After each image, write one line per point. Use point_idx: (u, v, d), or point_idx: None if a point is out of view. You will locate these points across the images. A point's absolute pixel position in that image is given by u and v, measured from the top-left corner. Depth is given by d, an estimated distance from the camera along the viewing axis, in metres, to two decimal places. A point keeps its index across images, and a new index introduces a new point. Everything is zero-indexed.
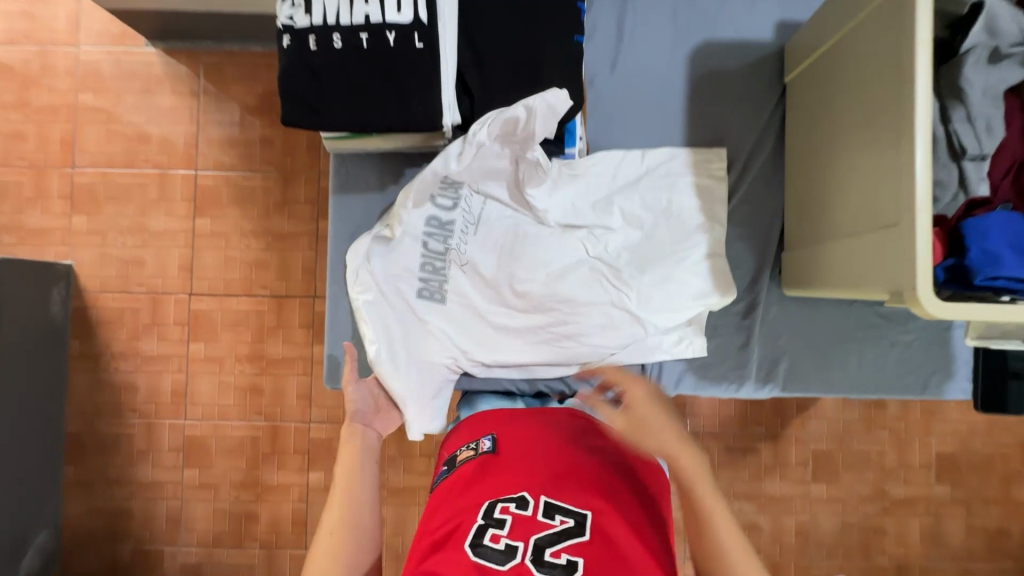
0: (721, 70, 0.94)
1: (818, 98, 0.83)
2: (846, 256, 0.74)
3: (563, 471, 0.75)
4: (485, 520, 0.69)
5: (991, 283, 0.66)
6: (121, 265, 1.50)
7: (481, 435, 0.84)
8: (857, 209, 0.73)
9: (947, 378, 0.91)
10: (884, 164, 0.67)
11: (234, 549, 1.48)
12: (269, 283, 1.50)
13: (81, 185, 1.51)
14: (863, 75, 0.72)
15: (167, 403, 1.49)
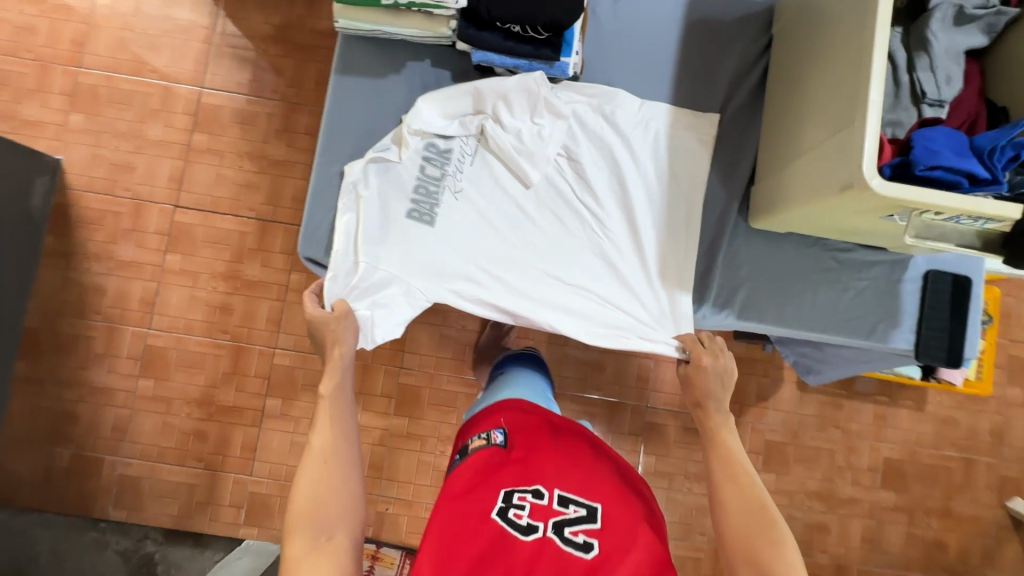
0: (712, 16, 0.97)
1: (792, 39, 0.88)
2: (802, 175, 0.79)
3: (570, 466, 0.87)
4: (508, 504, 0.80)
5: (931, 173, 0.67)
6: (111, 167, 1.50)
7: (492, 429, 0.94)
8: (812, 131, 0.78)
9: (893, 328, 0.93)
10: (843, 75, 0.73)
11: (177, 467, 1.44)
12: (256, 206, 1.51)
13: (84, 85, 1.52)
14: (828, 15, 0.78)
15: (133, 310, 1.47)
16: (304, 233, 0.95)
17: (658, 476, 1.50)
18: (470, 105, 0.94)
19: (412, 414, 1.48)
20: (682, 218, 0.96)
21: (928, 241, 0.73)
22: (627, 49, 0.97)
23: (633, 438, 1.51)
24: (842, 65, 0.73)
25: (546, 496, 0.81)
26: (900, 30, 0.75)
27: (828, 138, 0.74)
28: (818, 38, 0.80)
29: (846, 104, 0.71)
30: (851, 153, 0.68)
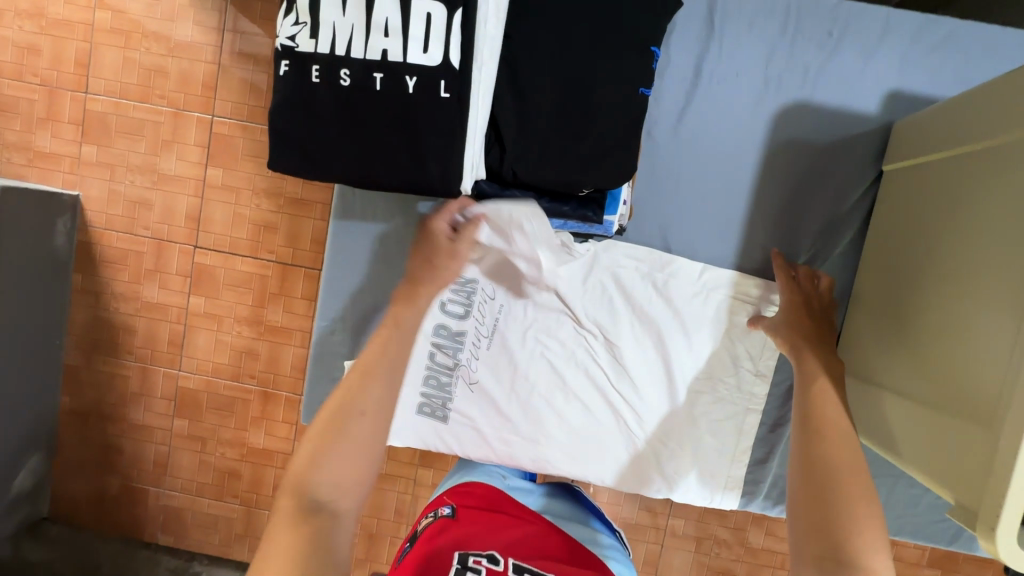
0: (809, 138, 0.99)
1: (962, 240, 0.76)
2: (937, 442, 0.71)
3: (525, 544, 0.81)
4: (462, 566, 0.72)
5: None
6: (129, 204, 1.44)
7: (439, 507, 0.89)
8: (958, 398, 0.68)
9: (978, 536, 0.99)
10: (999, 347, 0.64)
11: (215, 501, 1.51)
12: (276, 249, 1.43)
13: (93, 113, 1.42)
14: (1012, 261, 0.66)
15: (163, 352, 1.48)
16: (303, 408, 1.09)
17: (686, 539, 1.46)
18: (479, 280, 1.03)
19: (437, 466, 1.46)
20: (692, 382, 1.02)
21: None
22: (703, 171, 1.01)
23: (662, 501, 1.46)
24: (1000, 336, 0.64)
25: (501, 561, 0.74)
26: None
27: (972, 423, 0.65)
28: (980, 276, 0.71)
29: (998, 391, 0.62)
30: (993, 472, 0.59)
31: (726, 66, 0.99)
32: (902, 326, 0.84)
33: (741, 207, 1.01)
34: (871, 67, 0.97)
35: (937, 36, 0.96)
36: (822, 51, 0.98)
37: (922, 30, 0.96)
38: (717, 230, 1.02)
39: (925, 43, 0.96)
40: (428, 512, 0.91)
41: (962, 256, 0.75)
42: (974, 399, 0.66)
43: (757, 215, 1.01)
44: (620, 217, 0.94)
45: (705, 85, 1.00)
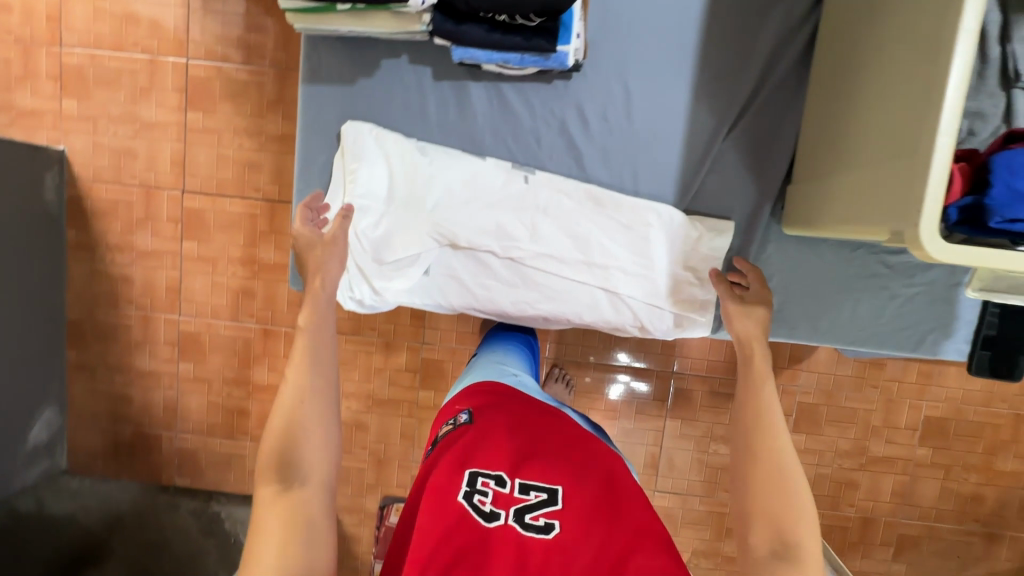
0: None
1: (861, 12, 0.79)
2: (864, 191, 0.75)
3: (539, 449, 0.83)
4: (471, 488, 0.76)
5: (1008, 226, 0.64)
6: (114, 154, 1.47)
7: (458, 414, 0.91)
8: (882, 141, 0.72)
9: (946, 338, 0.98)
10: (915, 83, 0.66)
11: (227, 441, 1.56)
12: (263, 187, 1.46)
13: (70, 67, 1.44)
14: (907, 1, 0.69)
15: (162, 298, 1.51)
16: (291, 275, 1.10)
17: (683, 439, 1.51)
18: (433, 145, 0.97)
19: (438, 387, 1.51)
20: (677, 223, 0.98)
21: (990, 293, 0.83)
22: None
23: (658, 404, 1.50)
24: (908, 71, 0.68)
25: (507, 483, 0.77)
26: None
27: (899, 154, 0.68)
28: (880, 33, 0.74)
29: (914, 119, 0.66)
30: (915, 179, 0.64)
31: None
32: (818, 114, 0.88)
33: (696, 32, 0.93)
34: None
35: None
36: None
37: None
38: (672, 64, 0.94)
39: None
40: (448, 417, 0.94)
41: (871, 18, 0.76)
42: (893, 136, 0.69)
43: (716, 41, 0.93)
44: (579, 47, 0.80)
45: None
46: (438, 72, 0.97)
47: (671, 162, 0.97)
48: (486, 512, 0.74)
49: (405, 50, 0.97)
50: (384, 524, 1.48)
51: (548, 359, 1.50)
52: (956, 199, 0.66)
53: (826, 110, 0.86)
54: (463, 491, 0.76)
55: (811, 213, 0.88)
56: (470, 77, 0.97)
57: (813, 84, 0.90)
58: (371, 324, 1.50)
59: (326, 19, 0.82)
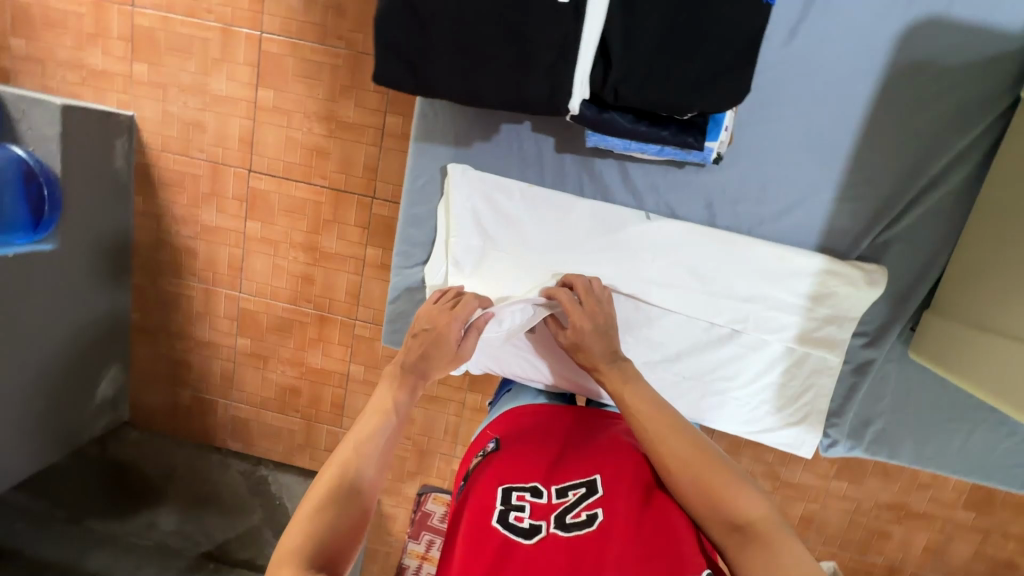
0: (937, 60, 0.89)
1: None
2: None
3: (569, 457, 0.77)
4: (506, 505, 0.70)
5: None
6: (182, 126, 1.44)
7: (484, 447, 0.84)
8: None
9: None
10: None
11: (278, 415, 1.62)
12: (329, 174, 1.43)
13: (141, 29, 1.39)
14: None
15: (224, 274, 1.53)
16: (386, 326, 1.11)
17: None
18: (539, 200, 0.99)
19: (485, 391, 1.52)
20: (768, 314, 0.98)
21: None
22: (815, 101, 0.92)
23: None
24: None
25: (543, 492, 0.71)
26: None
27: None
28: None
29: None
30: None
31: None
32: (1004, 290, 0.82)
33: (851, 137, 0.93)
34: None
35: None
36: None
37: None
38: (823, 169, 0.95)
39: None
40: (474, 450, 0.86)
41: None
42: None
43: (868, 146, 0.93)
44: (721, 143, 0.89)
45: (826, 3, 0.88)
46: (560, 144, 1.00)
47: (807, 263, 0.95)
48: (526, 526, 0.67)
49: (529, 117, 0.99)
50: (421, 510, 1.46)
51: None
52: None
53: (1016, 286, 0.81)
54: (498, 511, 0.69)
55: (958, 365, 0.88)
56: (596, 154, 1.00)
57: (997, 254, 0.85)
58: None
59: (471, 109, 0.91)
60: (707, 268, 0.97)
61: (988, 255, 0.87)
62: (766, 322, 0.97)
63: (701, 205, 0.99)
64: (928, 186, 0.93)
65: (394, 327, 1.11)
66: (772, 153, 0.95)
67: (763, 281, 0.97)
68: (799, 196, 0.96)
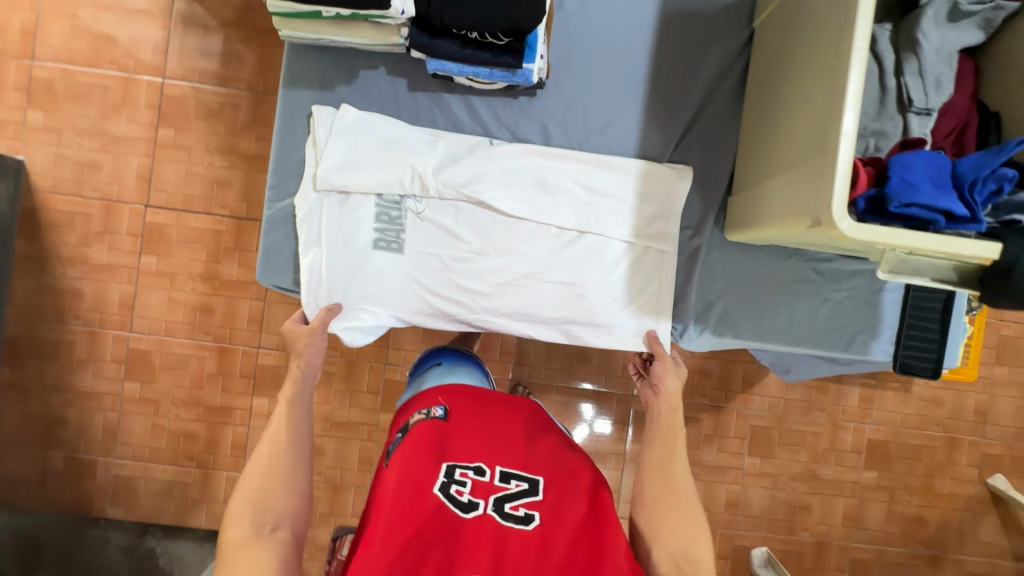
0: (693, 11, 0.93)
1: (785, 44, 0.81)
2: (788, 196, 0.74)
3: (510, 443, 0.91)
4: (449, 480, 0.84)
5: (905, 211, 0.66)
6: (77, 167, 1.45)
7: (433, 405, 0.97)
8: (799, 144, 0.73)
9: (873, 340, 0.95)
10: (824, 92, 0.68)
11: (170, 467, 1.47)
12: (230, 204, 1.47)
13: (39, 80, 1.44)
14: (818, 18, 0.72)
15: (113, 314, 1.46)
16: (262, 263, 0.97)
17: (643, 463, 1.53)
18: (392, 127, 0.95)
19: None
20: (619, 219, 0.95)
21: (899, 276, 0.71)
22: (614, 33, 0.94)
23: (619, 426, 1.53)
24: (822, 84, 0.69)
25: (487, 473, 0.85)
26: (891, 27, 0.76)
27: (811, 158, 0.69)
28: (800, 60, 0.76)
29: (823, 122, 0.67)
30: (825, 175, 0.65)
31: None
32: (757, 139, 0.87)
33: (651, 65, 0.94)
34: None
35: None
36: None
37: None
38: (631, 94, 0.95)
39: None
40: (420, 406, 0.99)
41: (793, 46, 0.78)
42: (807, 149, 0.70)
43: (661, 86, 0.94)
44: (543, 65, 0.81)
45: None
46: (411, 81, 0.95)
47: (636, 169, 0.95)
48: (465, 502, 0.81)
49: (383, 62, 0.95)
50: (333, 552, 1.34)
51: (509, 380, 1.51)
52: (862, 190, 0.68)
53: (760, 129, 0.86)
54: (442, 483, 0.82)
55: (746, 223, 0.88)
56: (444, 89, 0.96)
57: (751, 121, 0.90)
58: (333, 344, 1.48)
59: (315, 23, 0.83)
60: (554, 180, 0.95)
61: (752, 128, 0.89)
62: (614, 227, 0.95)
63: (535, 129, 0.96)
64: (723, 105, 0.95)
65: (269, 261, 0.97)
66: (581, 78, 0.94)
67: (612, 186, 0.95)
68: (605, 114, 0.95)
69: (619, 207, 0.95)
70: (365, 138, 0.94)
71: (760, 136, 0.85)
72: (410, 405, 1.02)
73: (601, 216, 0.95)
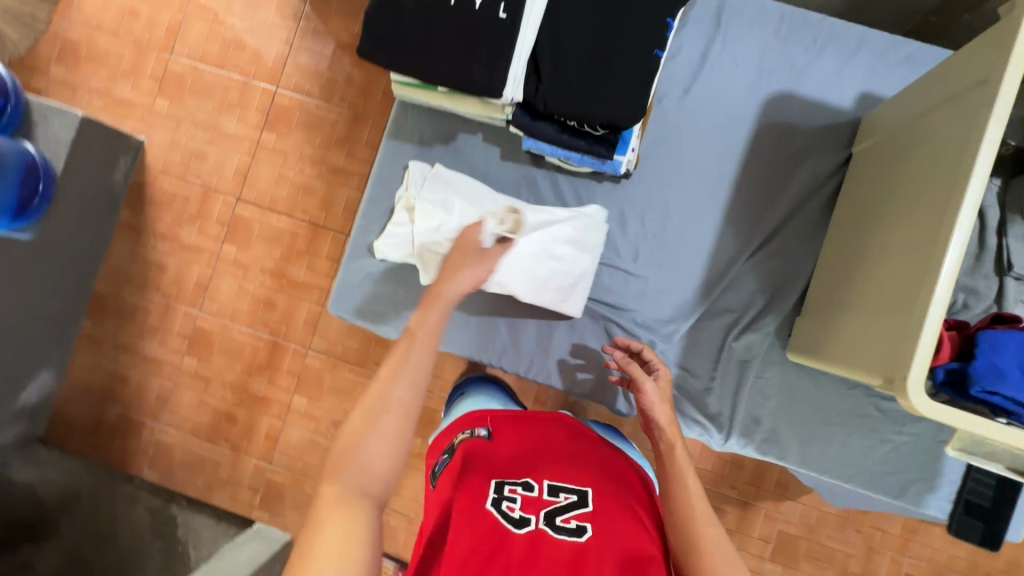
0: (793, 126, 0.99)
1: (883, 176, 0.84)
2: (860, 338, 0.77)
3: (552, 458, 0.86)
4: (499, 495, 0.78)
5: (987, 397, 0.68)
6: (186, 154, 1.59)
7: (476, 427, 0.93)
8: (878, 292, 0.76)
9: (926, 492, 0.93)
10: (915, 252, 0.71)
11: (206, 443, 1.56)
12: (310, 210, 1.56)
13: (173, 72, 1.60)
14: (923, 173, 0.75)
15: (188, 291, 1.58)
16: (336, 291, 1.08)
17: None
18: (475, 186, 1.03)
19: (425, 436, 1.51)
20: (679, 305, 1.01)
21: (968, 456, 0.79)
22: (704, 134, 1.01)
23: None
24: (913, 243, 0.72)
25: (535, 487, 0.79)
26: (1000, 183, 0.92)
27: (890, 313, 0.72)
28: (899, 204, 0.78)
29: (922, 273, 0.68)
30: (906, 343, 0.67)
31: (740, 42, 1.00)
32: (841, 257, 0.89)
33: (733, 170, 1.00)
34: (851, 66, 0.98)
35: (907, 50, 0.97)
36: (810, 48, 0.99)
37: (897, 44, 0.97)
38: (706, 190, 1.01)
39: (895, 56, 0.97)
40: (464, 426, 0.96)
41: (893, 186, 0.82)
42: (898, 297, 0.71)
43: (744, 188, 1.01)
44: (629, 159, 0.92)
45: (709, 64, 1.01)
46: (505, 152, 1.06)
47: (696, 269, 1.01)
48: (517, 519, 0.75)
49: (481, 129, 1.07)
50: None
51: None
52: (945, 362, 0.72)
53: (841, 249, 0.90)
54: (493, 497, 0.77)
55: (816, 350, 0.88)
56: (533, 163, 1.05)
57: (832, 239, 0.94)
58: (376, 359, 1.53)
59: (429, 95, 0.91)
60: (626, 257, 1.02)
61: (832, 247, 0.93)
62: (668, 303, 1.01)
63: (614, 216, 1.02)
64: (793, 213, 0.99)
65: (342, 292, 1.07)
66: (665, 171, 1.02)
67: (670, 267, 1.01)
68: (691, 209, 1.01)
69: (668, 291, 1.01)
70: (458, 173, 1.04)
71: (838, 260, 0.89)
72: (454, 425, 1.00)
73: (649, 297, 1.02)
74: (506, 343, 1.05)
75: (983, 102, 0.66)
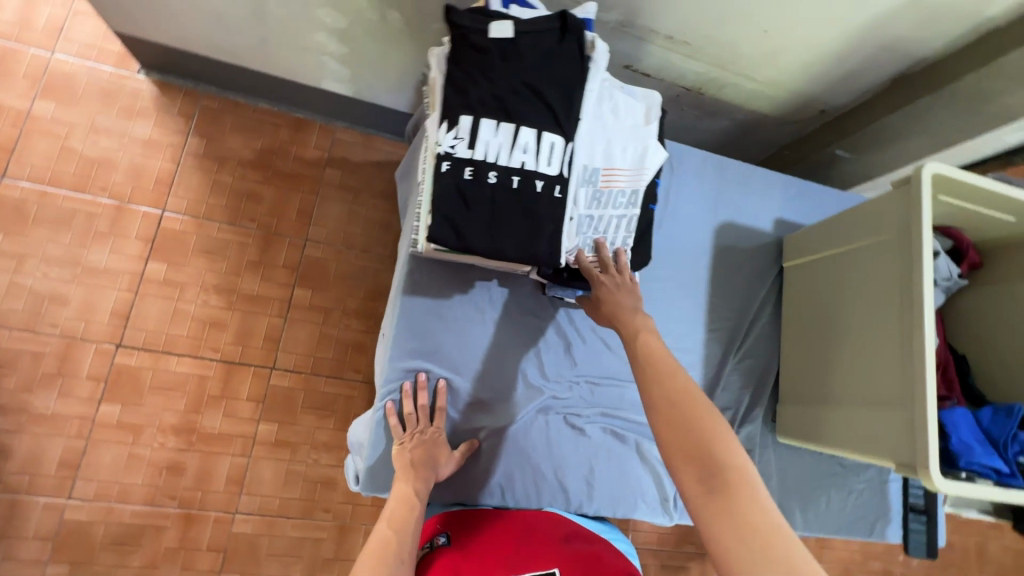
0: (738, 246, 1.19)
1: (832, 288, 1.05)
2: (861, 428, 0.93)
3: (514, 547, 0.82)
4: None
5: (969, 467, 0.84)
6: (35, 299, 1.27)
7: (435, 535, 0.87)
8: (865, 390, 0.93)
9: (886, 525, 1.15)
10: (891, 358, 0.89)
11: None
12: (222, 346, 1.35)
13: (7, 199, 1.29)
14: (872, 293, 0.95)
15: (49, 476, 1.21)
16: (365, 475, 0.92)
17: None
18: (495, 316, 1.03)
19: None
20: None
21: None
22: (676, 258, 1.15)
23: None
24: (885, 350, 0.91)
25: None
26: None
27: (886, 408, 0.89)
28: (856, 314, 0.98)
29: (904, 379, 0.86)
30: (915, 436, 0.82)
31: (691, 181, 1.18)
32: (812, 355, 1.07)
33: (704, 287, 1.16)
34: (763, 197, 1.22)
35: (797, 185, 1.24)
36: (737, 185, 1.20)
37: (789, 181, 1.24)
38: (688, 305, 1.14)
39: (793, 189, 1.23)
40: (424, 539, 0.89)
41: (842, 299, 1.02)
42: (886, 396, 0.89)
43: (716, 300, 1.16)
44: None
45: (669, 199, 1.16)
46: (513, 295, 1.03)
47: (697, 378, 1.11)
48: None
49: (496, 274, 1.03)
50: None
51: None
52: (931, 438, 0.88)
53: (808, 348, 1.08)
54: None
55: (816, 439, 1.03)
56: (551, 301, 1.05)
57: (795, 338, 1.12)
58: (325, 505, 1.34)
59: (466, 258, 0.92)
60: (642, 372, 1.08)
61: (795, 345, 1.12)
62: None
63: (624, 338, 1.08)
64: (755, 318, 1.18)
65: (372, 472, 0.93)
66: (652, 293, 1.12)
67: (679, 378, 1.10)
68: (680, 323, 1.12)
69: None
70: (473, 325, 1.00)
71: (811, 357, 1.07)
72: None
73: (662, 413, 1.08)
74: (555, 489, 1.00)
75: (912, 245, 0.88)
